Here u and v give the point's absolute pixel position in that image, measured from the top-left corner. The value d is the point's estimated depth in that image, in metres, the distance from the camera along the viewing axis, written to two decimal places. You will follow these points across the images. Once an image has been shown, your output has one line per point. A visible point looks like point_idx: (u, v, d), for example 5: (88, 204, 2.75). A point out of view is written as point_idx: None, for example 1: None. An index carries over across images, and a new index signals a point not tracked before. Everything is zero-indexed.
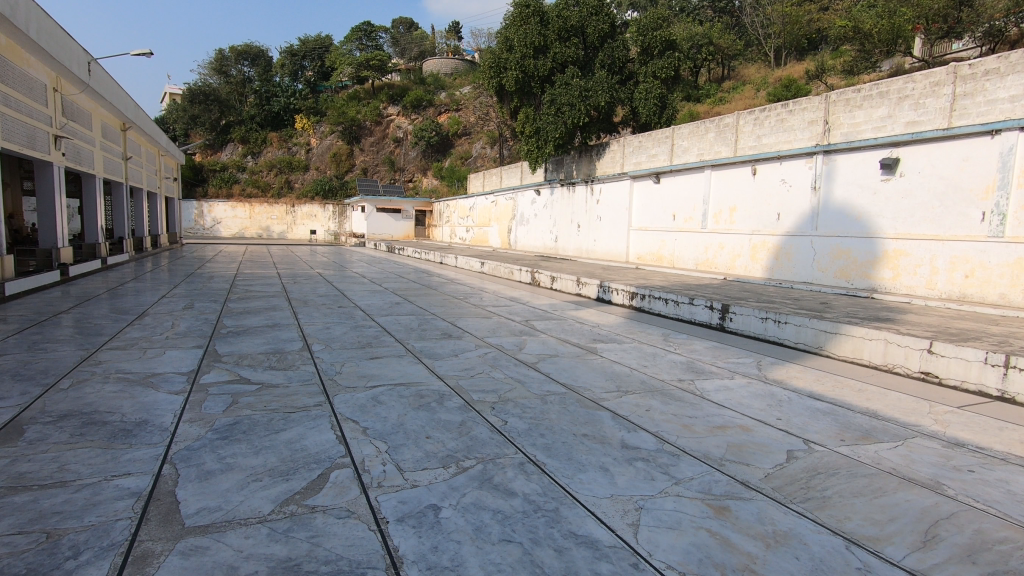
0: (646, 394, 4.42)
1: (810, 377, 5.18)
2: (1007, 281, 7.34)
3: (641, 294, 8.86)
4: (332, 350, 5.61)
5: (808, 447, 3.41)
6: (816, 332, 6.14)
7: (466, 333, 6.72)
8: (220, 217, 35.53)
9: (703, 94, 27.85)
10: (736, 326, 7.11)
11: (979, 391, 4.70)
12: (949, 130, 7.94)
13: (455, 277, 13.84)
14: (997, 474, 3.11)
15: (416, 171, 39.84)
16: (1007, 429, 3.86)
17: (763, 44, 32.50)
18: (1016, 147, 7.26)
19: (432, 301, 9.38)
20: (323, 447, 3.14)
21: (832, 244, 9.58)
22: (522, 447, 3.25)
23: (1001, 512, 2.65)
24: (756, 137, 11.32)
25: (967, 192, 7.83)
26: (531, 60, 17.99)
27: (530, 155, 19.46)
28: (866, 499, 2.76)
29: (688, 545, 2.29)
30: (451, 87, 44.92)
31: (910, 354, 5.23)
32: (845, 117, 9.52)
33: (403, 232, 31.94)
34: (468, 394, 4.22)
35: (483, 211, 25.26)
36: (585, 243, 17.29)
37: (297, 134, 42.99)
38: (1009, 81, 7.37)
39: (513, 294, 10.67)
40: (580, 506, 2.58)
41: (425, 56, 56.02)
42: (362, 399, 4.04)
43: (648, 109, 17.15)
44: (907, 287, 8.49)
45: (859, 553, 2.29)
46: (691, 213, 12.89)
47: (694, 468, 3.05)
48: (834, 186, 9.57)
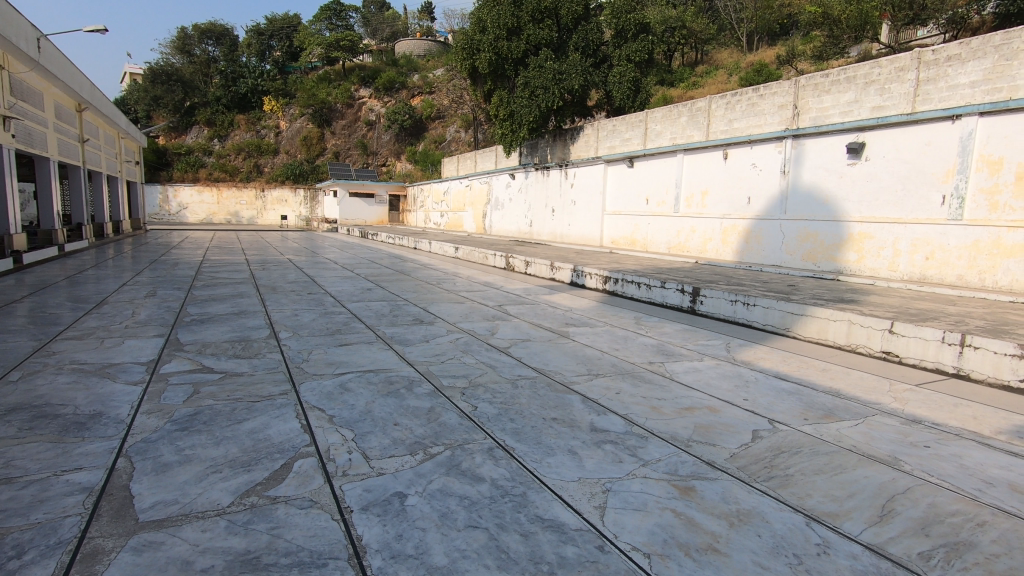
0: (616, 376, 4.46)
1: (776, 358, 5.28)
2: (965, 263, 7.58)
3: (614, 278, 8.90)
4: (301, 337, 5.49)
5: (772, 426, 3.47)
6: (783, 313, 6.24)
7: (438, 318, 6.67)
8: (186, 202, 34.38)
9: (676, 79, 27.92)
10: (706, 308, 7.20)
11: (936, 368, 4.87)
12: (912, 115, 8.10)
13: (428, 262, 13.67)
14: (952, 449, 3.21)
15: (390, 155, 39.12)
16: (962, 406, 4.00)
17: (736, 28, 32.49)
18: (975, 132, 7.45)
19: (404, 287, 9.25)
20: (287, 436, 3.07)
21: (801, 227, 9.74)
22: (491, 431, 3.23)
23: (954, 486, 2.74)
24: (727, 121, 11.42)
25: (929, 175, 7.99)
26: (505, 42, 17.62)
27: (504, 139, 19.23)
28: (827, 476, 2.82)
29: (653, 526, 2.30)
30: (425, 69, 44.26)
31: (872, 335, 5.36)
32: (813, 101, 9.68)
33: (376, 216, 31.58)
34: (437, 379, 4.18)
35: (457, 195, 25.02)
36: (559, 227, 17.29)
37: (266, 116, 41.87)
38: (970, 67, 7.56)
39: (487, 279, 10.59)
40: (547, 490, 2.58)
41: (398, 37, 55.04)
42: (329, 386, 3.96)
43: (622, 93, 17.22)
44: (871, 269, 8.70)
45: (819, 528, 2.33)
46: (664, 197, 12.96)
47: (661, 449, 3.07)
48: (802, 170, 9.72)
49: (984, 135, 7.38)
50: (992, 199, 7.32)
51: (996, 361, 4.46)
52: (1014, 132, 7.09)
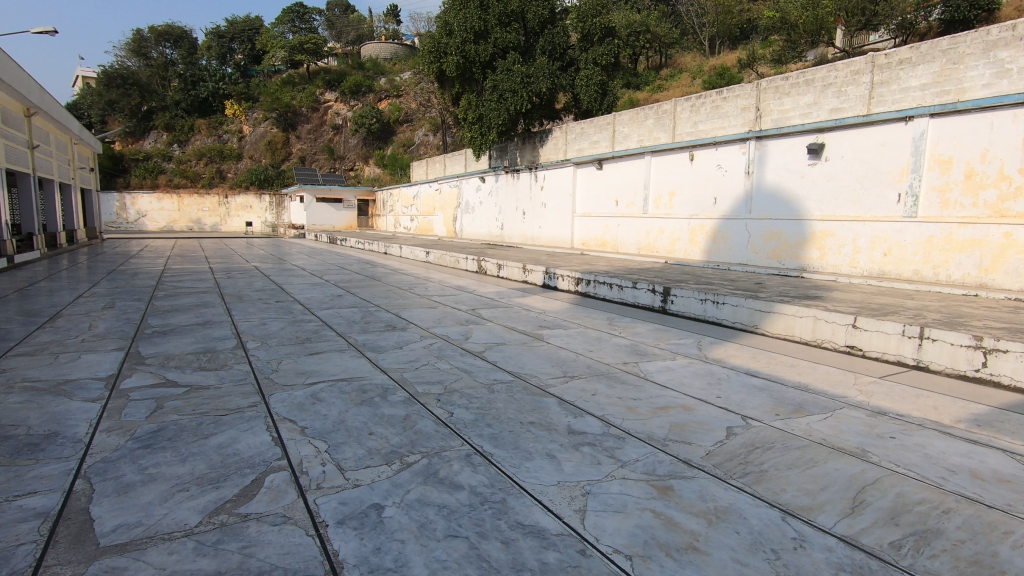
0: (591, 378, 4.48)
1: (746, 355, 5.38)
2: (920, 258, 7.88)
3: (585, 279, 8.95)
4: (269, 347, 5.34)
5: (745, 423, 3.53)
6: (751, 311, 6.38)
7: (411, 323, 6.59)
8: (145, 209, 33.22)
9: (642, 82, 28.38)
10: (676, 308, 7.31)
11: (897, 361, 5.03)
12: (868, 116, 8.38)
13: (399, 267, 13.52)
14: (916, 439, 3.32)
15: (357, 159, 38.63)
16: (923, 396, 4.14)
17: (699, 32, 33.14)
18: (927, 132, 7.75)
19: (375, 293, 9.12)
20: (258, 450, 2.97)
21: (765, 226, 9.99)
22: (468, 438, 3.19)
23: (920, 475, 2.83)
24: (693, 123, 11.65)
25: (885, 174, 8.27)
26: (472, 45, 17.54)
27: (473, 142, 19.19)
28: (799, 470, 2.87)
29: (633, 527, 2.30)
30: (391, 72, 43.89)
31: (836, 330, 5.52)
32: (774, 103, 9.98)
33: (345, 221, 31.14)
34: (412, 386, 4.12)
35: (427, 199, 24.84)
36: (530, 230, 17.33)
37: (227, 121, 40.82)
38: (920, 70, 7.88)
39: (459, 283, 10.53)
40: (527, 495, 2.55)
41: (363, 40, 54.44)
42: (300, 397, 3.86)
43: (589, 96, 17.40)
44: (833, 266, 8.97)
45: (795, 523, 2.37)
46: (632, 198, 13.12)
47: (638, 450, 3.09)
48: (765, 171, 9.96)
49: (935, 136, 7.69)
50: (944, 197, 7.62)
51: (953, 352, 4.64)
52: (963, 132, 7.39)
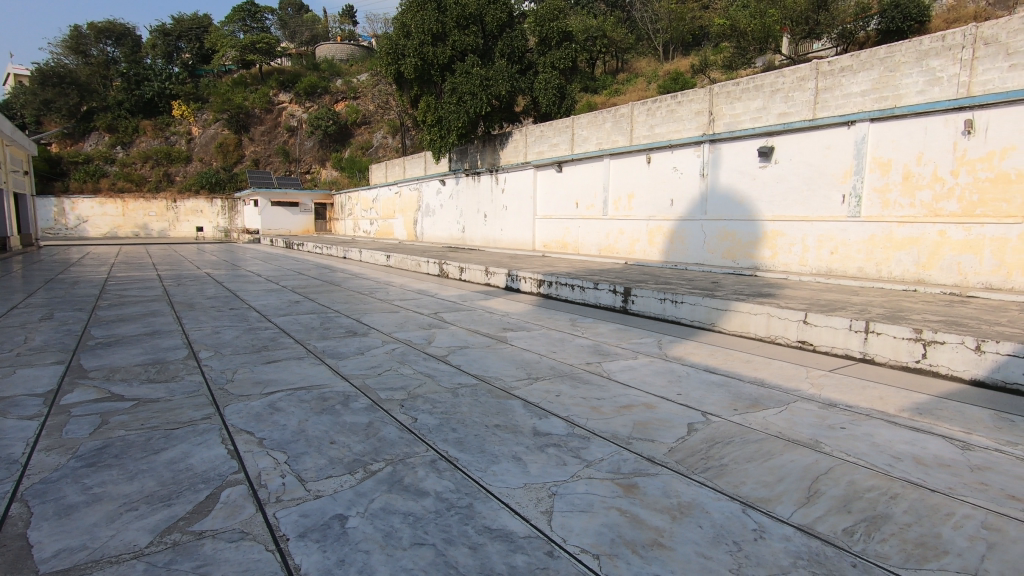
0: (555, 379, 4.50)
1: (704, 352, 5.53)
2: (864, 256, 8.27)
3: (547, 281, 9.01)
4: (223, 356, 5.15)
5: (705, 419, 3.61)
6: (708, 309, 6.55)
7: (372, 329, 6.47)
8: (86, 214, 31.67)
9: (599, 86, 28.84)
10: (637, 308, 7.43)
11: (845, 354, 5.26)
12: (814, 121, 8.75)
13: (359, 271, 13.30)
14: (864, 429, 3.47)
15: (314, 161, 37.79)
16: (870, 387, 4.34)
17: (653, 38, 33.92)
18: (867, 136, 8.15)
19: (335, 298, 8.94)
20: (213, 464, 2.85)
21: (719, 227, 10.30)
22: (432, 443, 3.15)
23: (868, 463, 2.96)
24: (649, 126, 11.94)
25: (830, 176, 8.65)
26: (430, 48, 17.44)
27: (433, 145, 19.08)
28: (757, 463, 2.96)
29: (600, 526, 2.32)
30: (348, 73, 43.17)
31: (789, 325, 5.73)
32: (726, 108, 10.39)
33: (302, 226, 30.37)
34: (374, 393, 4.04)
35: (387, 202, 24.51)
36: (491, 232, 17.35)
37: (175, 122, 39.25)
38: (861, 77, 8.35)
39: (421, 287, 10.44)
40: (494, 499, 2.54)
41: (318, 40, 53.37)
42: (258, 407, 3.73)
43: (548, 99, 17.55)
44: (784, 265, 9.32)
45: (754, 515, 2.44)
46: (592, 200, 13.29)
47: (603, 449, 3.12)
48: (719, 173, 10.27)
49: (875, 139, 8.08)
50: (884, 197, 8.02)
51: (896, 344, 4.89)
52: (900, 136, 7.80)
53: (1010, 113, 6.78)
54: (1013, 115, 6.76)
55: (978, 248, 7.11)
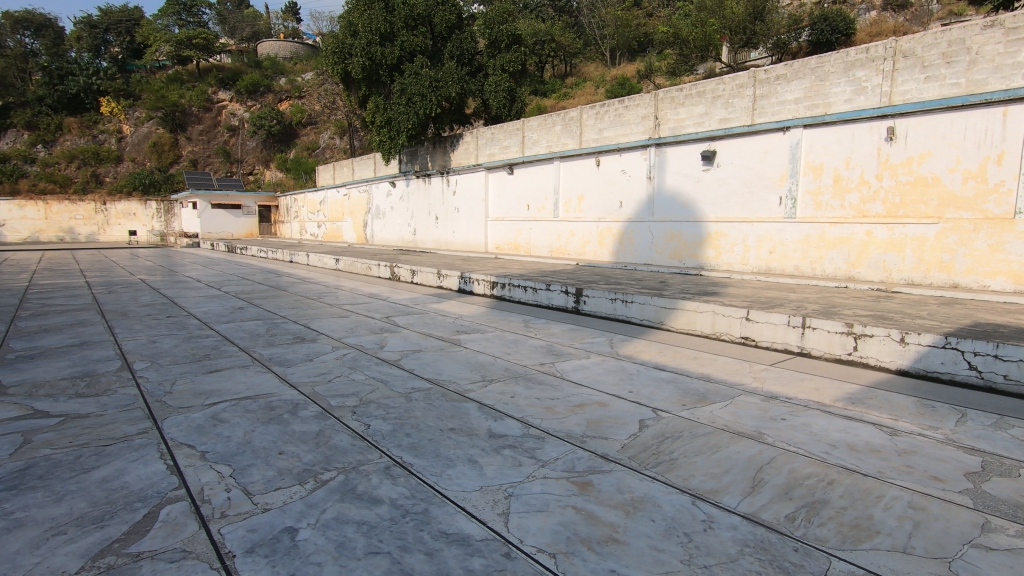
0: (509, 380, 4.51)
1: (653, 350, 5.68)
2: (799, 255, 8.71)
3: (500, 283, 9.02)
4: (161, 367, 4.88)
5: (656, 415, 3.71)
6: (657, 308, 6.73)
7: (321, 334, 6.29)
8: (3, 218, 29.32)
9: (549, 90, 29.12)
10: (589, 308, 7.55)
11: (784, 349, 5.51)
12: (752, 126, 9.16)
13: (307, 276, 12.91)
14: (802, 419, 3.65)
15: (257, 162, 36.40)
16: (807, 379, 4.57)
17: (600, 44, 34.53)
18: (801, 142, 8.60)
19: (281, 303, 8.63)
20: (151, 481, 2.70)
21: (666, 228, 10.61)
22: (386, 449, 3.10)
23: (807, 452, 3.12)
24: (598, 130, 12.04)
25: (767, 179, 9.07)
26: (378, 48, 17.19)
27: (382, 146, 18.75)
28: (705, 456, 3.07)
29: (556, 525, 2.34)
30: (292, 72, 41.91)
31: (732, 322, 5.97)
32: (671, 113, 10.59)
33: (245, 228, 29.16)
34: (325, 400, 3.92)
35: (335, 204, 23.91)
36: (443, 235, 17.21)
37: (103, 119, 36.88)
38: (794, 85, 8.76)
39: (371, 290, 10.23)
40: (450, 503, 2.52)
41: (259, 37, 51.65)
42: (199, 419, 3.55)
43: (498, 101, 17.58)
44: (727, 264, 9.68)
45: (703, 506, 2.53)
46: (543, 202, 13.42)
47: (557, 448, 3.15)
48: (665, 176, 10.59)
49: (808, 145, 8.54)
50: (817, 199, 8.48)
51: (830, 338, 5.17)
52: (830, 142, 8.27)
53: (928, 121, 7.32)
54: (930, 123, 7.30)
55: (901, 247, 7.63)
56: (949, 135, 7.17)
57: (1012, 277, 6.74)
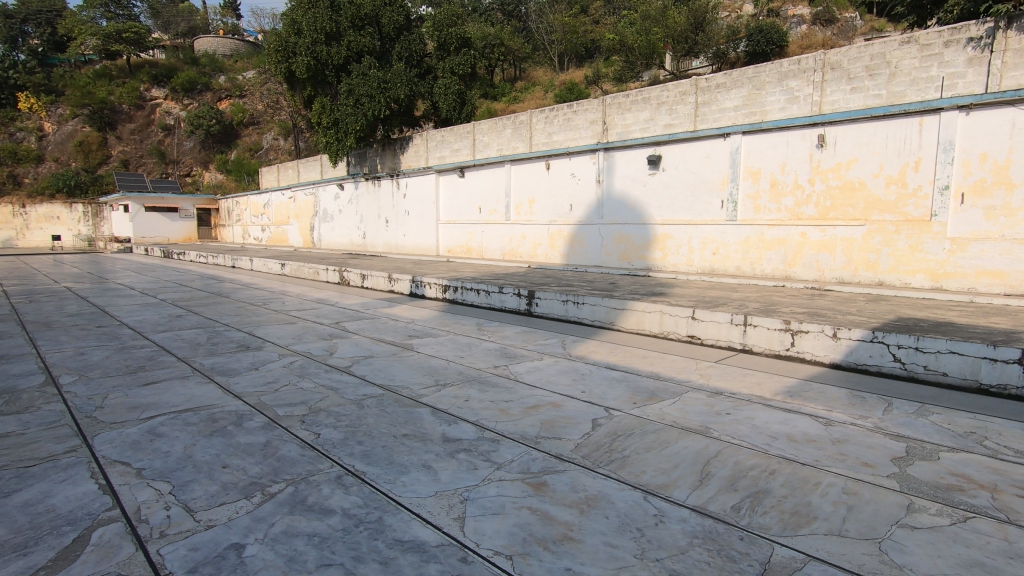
0: (463, 384, 4.49)
1: (605, 350, 5.79)
2: (740, 255, 9.08)
3: (452, 286, 8.99)
4: (91, 380, 4.58)
5: (608, 414, 3.79)
6: (607, 309, 6.86)
7: (267, 342, 6.08)
8: None
9: (499, 93, 29.26)
10: (541, 310, 7.62)
11: (728, 346, 5.74)
12: (695, 132, 9.50)
13: (250, 281, 12.43)
14: (745, 413, 3.81)
15: (195, 163, 34.76)
16: (750, 375, 4.78)
17: (548, 49, 34.97)
18: (740, 147, 8.99)
19: (223, 311, 8.28)
20: (82, 502, 2.53)
21: (615, 230, 10.84)
22: (338, 458, 3.02)
23: (750, 444, 3.26)
24: (547, 134, 12.22)
25: (710, 183, 9.42)
26: (323, 47, 16.81)
27: (329, 148, 18.25)
28: (656, 452, 3.15)
29: (512, 527, 2.35)
30: (232, 70, 40.33)
31: (679, 321, 6.16)
32: (618, 118, 10.88)
33: (182, 233, 27.94)
34: (272, 410, 3.80)
35: (280, 207, 23.17)
36: (393, 238, 16.97)
37: (21, 116, 34.30)
38: (733, 94, 9.19)
39: (320, 296, 9.96)
40: (404, 510, 2.48)
41: (196, 33, 49.49)
42: (134, 434, 3.35)
43: (448, 104, 17.55)
44: (673, 265, 9.99)
45: (655, 501, 2.60)
46: (494, 205, 13.45)
47: (512, 450, 3.16)
48: (613, 179, 10.83)
49: (747, 150, 8.93)
50: (755, 202, 8.87)
51: (769, 335, 5.43)
52: (766, 148, 8.69)
53: (853, 129, 7.80)
54: (855, 131, 7.79)
55: (832, 247, 8.08)
56: (872, 143, 7.67)
57: (930, 275, 7.28)
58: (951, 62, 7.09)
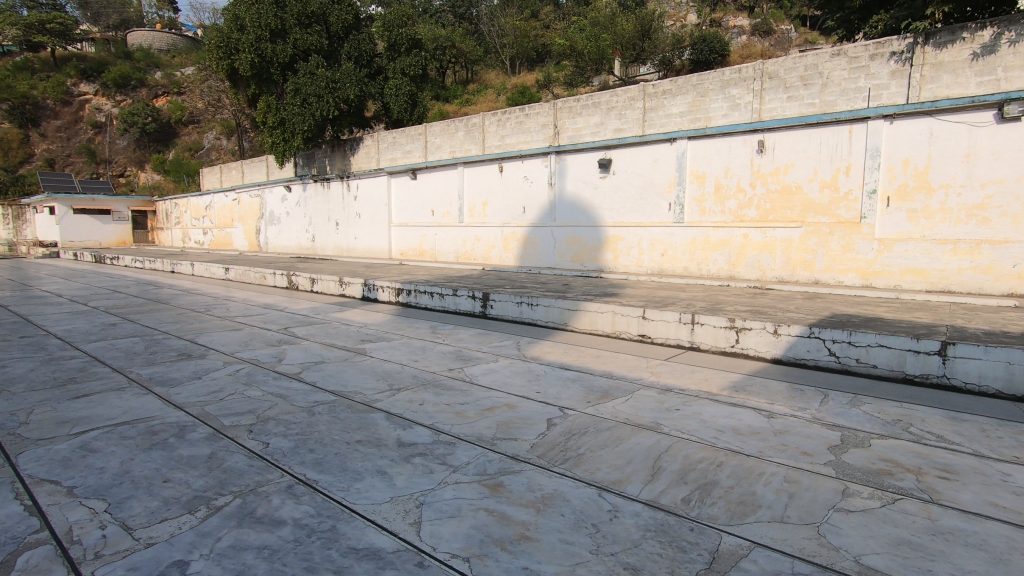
0: (418, 388, 4.44)
1: (559, 350, 5.85)
2: (688, 256, 9.38)
3: (406, 289, 8.87)
4: (12, 395, 4.26)
5: (563, 413, 3.84)
6: (560, 310, 6.94)
7: (211, 349, 5.82)
8: None
9: (450, 95, 29.12)
10: (496, 312, 7.64)
11: (677, 344, 5.92)
12: (643, 137, 9.76)
13: (191, 287, 11.88)
14: (693, 408, 3.95)
15: (129, 163, 32.93)
16: (699, 372, 4.94)
17: (500, 52, 35.03)
18: (686, 152, 9.29)
19: (162, 318, 7.87)
20: (5, 527, 2.35)
21: (568, 232, 10.99)
22: (288, 467, 2.94)
23: (699, 438, 3.37)
24: (500, 137, 12.25)
25: (658, 186, 9.69)
26: (268, 44, 16.35)
27: (275, 148, 17.60)
28: (609, 449, 3.22)
29: (469, 529, 2.35)
30: (169, 65, 38.47)
31: (630, 321, 6.31)
32: (569, 122, 11.01)
33: (116, 237, 26.42)
34: (217, 420, 3.64)
35: (223, 210, 22.27)
36: (344, 241, 16.59)
37: None
38: (678, 100, 9.46)
39: (267, 301, 9.62)
40: (359, 518, 2.44)
41: (129, 25, 47.05)
42: (64, 451, 3.14)
43: (399, 105, 17.33)
44: (624, 266, 10.22)
45: (609, 497, 2.65)
46: (447, 208, 13.39)
47: (468, 452, 3.16)
48: (565, 182, 10.98)
49: (692, 155, 9.24)
50: (701, 205, 9.19)
51: (715, 333, 5.63)
52: (710, 153, 9.03)
53: (790, 136, 8.22)
54: (792, 137, 8.20)
55: (772, 248, 8.47)
56: (807, 149, 8.10)
57: (860, 273, 7.74)
58: (877, 74, 7.56)
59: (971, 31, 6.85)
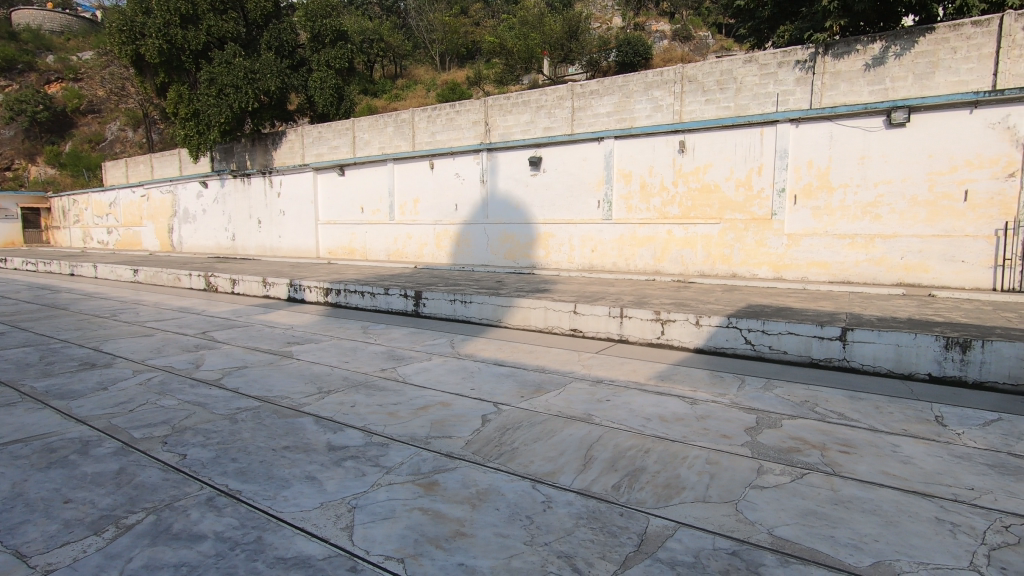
0: (349, 390, 4.31)
1: (492, 347, 5.88)
2: (616, 252, 9.69)
3: (335, 289, 8.59)
4: None
5: (497, 409, 3.86)
6: (494, 307, 6.96)
7: (118, 358, 5.38)
8: None
9: (378, 90, 28.45)
10: (429, 310, 7.56)
11: (606, 337, 6.10)
12: (572, 136, 9.95)
13: (93, 290, 10.93)
14: (623, 398, 4.09)
15: (17, 155, 29.81)
16: (628, 363, 5.12)
17: (429, 47, 34.53)
18: (613, 151, 9.58)
19: (60, 325, 7.18)
20: None
21: (500, 230, 11.04)
22: (208, 479, 2.78)
23: (627, 427, 3.50)
24: (430, 133, 12.09)
25: (587, 184, 9.93)
26: (177, 30, 15.31)
27: (188, 142, 16.49)
28: (543, 441, 3.28)
29: (403, 529, 2.32)
30: (63, 49, 35.13)
31: (562, 316, 6.43)
32: (499, 120, 11.05)
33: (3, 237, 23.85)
34: (127, 433, 3.38)
35: (130, 207, 20.64)
36: (267, 240, 15.82)
37: None
38: (605, 100, 9.73)
39: (182, 304, 9.02)
40: (287, 526, 2.35)
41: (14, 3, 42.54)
42: None
43: (324, 99, 16.70)
44: (555, 263, 10.41)
45: (542, 488, 2.70)
46: (377, 205, 13.09)
47: (402, 453, 3.11)
48: (497, 180, 11.02)
49: (619, 154, 9.54)
50: (627, 203, 9.52)
51: (643, 325, 5.85)
52: (635, 152, 9.36)
53: (708, 137, 8.66)
54: (710, 139, 8.65)
55: (693, 243, 8.91)
56: (723, 150, 8.57)
57: (772, 266, 8.30)
58: (784, 80, 8.11)
59: (864, 44, 7.49)
